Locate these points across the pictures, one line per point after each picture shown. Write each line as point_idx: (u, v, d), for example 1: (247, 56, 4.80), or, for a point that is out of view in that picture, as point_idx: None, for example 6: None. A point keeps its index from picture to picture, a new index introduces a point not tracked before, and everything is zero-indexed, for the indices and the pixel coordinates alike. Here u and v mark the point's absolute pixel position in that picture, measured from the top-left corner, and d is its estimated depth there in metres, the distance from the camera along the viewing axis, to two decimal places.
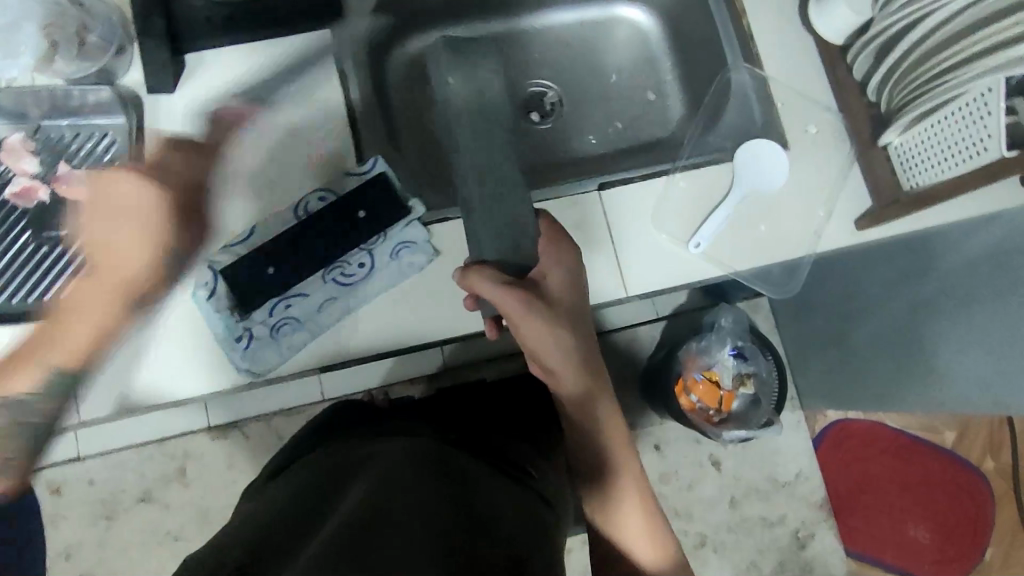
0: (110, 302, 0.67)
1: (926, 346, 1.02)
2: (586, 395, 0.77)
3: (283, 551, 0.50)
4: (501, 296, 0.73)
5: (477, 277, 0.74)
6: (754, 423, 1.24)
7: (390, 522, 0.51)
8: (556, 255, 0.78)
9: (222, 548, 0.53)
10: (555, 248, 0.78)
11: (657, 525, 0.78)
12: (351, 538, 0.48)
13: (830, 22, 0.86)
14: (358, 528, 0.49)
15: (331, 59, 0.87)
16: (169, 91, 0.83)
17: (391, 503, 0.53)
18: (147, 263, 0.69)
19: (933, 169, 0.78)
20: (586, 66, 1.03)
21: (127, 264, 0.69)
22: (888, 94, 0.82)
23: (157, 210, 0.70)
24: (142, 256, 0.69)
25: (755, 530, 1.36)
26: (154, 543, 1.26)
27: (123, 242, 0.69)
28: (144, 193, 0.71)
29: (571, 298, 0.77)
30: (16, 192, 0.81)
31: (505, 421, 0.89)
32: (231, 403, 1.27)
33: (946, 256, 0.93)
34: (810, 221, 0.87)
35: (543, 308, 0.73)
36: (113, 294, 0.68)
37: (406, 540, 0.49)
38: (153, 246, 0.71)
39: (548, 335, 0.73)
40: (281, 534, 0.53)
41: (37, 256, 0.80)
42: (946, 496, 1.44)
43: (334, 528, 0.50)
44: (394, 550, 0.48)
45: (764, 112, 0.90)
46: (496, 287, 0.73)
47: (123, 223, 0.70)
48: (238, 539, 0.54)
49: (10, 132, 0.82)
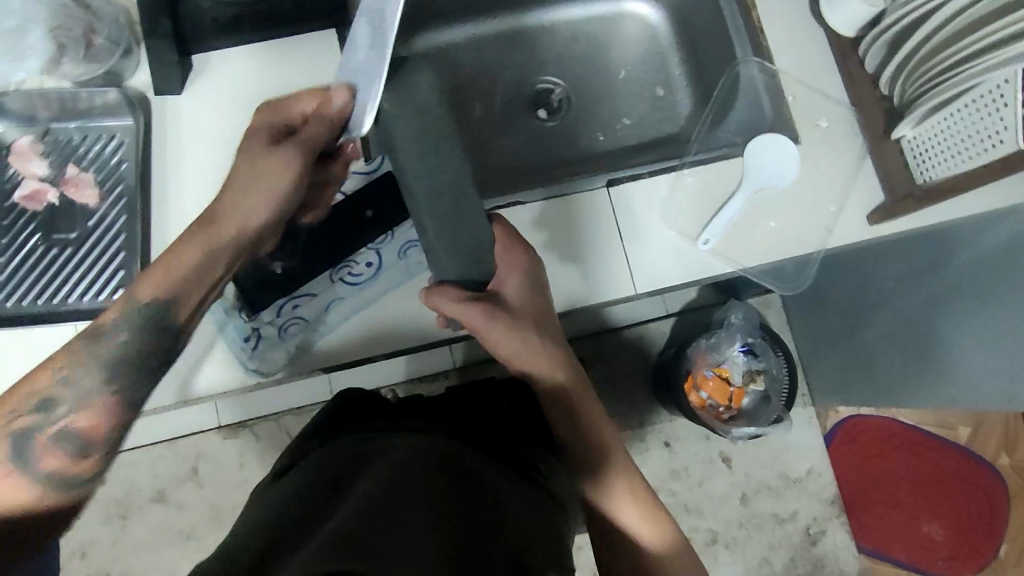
0: (204, 245, 0.63)
1: (940, 341, 1.01)
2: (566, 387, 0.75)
3: (291, 544, 0.50)
4: (463, 314, 0.69)
5: (435, 300, 0.69)
6: (763, 421, 1.22)
7: (396, 515, 0.51)
8: (512, 257, 0.74)
9: (234, 547, 0.53)
10: (508, 251, 0.73)
11: (660, 518, 0.75)
12: (357, 529, 0.48)
13: (840, 15, 0.85)
14: (362, 523, 0.49)
15: (338, 57, 0.86)
16: (175, 92, 0.83)
17: (398, 497, 0.53)
18: (268, 211, 0.65)
19: (947, 161, 0.77)
20: (594, 62, 1.02)
21: (263, 207, 0.65)
22: (900, 89, 0.81)
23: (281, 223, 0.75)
24: (259, 209, 0.65)
25: (767, 528, 1.35)
26: (166, 542, 1.26)
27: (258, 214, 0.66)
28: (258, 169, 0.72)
29: (532, 302, 0.74)
30: (25, 196, 0.81)
31: (508, 421, 0.85)
32: (242, 402, 1.28)
33: (959, 251, 0.92)
34: (822, 216, 0.87)
35: (503, 319, 0.70)
36: (214, 244, 0.63)
37: (412, 535, 0.49)
38: (279, 173, 0.65)
39: (517, 341, 0.71)
40: (289, 527, 0.53)
41: (48, 257, 0.80)
42: (960, 492, 1.43)
43: (340, 522, 0.49)
44: (401, 543, 0.47)
45: (773, 107, 0.89)
46: (458, 298, 0.68)
47: (267, 183, 0.65)
48: (247, 537, 0.54)
49: (20, 135, 0.83)
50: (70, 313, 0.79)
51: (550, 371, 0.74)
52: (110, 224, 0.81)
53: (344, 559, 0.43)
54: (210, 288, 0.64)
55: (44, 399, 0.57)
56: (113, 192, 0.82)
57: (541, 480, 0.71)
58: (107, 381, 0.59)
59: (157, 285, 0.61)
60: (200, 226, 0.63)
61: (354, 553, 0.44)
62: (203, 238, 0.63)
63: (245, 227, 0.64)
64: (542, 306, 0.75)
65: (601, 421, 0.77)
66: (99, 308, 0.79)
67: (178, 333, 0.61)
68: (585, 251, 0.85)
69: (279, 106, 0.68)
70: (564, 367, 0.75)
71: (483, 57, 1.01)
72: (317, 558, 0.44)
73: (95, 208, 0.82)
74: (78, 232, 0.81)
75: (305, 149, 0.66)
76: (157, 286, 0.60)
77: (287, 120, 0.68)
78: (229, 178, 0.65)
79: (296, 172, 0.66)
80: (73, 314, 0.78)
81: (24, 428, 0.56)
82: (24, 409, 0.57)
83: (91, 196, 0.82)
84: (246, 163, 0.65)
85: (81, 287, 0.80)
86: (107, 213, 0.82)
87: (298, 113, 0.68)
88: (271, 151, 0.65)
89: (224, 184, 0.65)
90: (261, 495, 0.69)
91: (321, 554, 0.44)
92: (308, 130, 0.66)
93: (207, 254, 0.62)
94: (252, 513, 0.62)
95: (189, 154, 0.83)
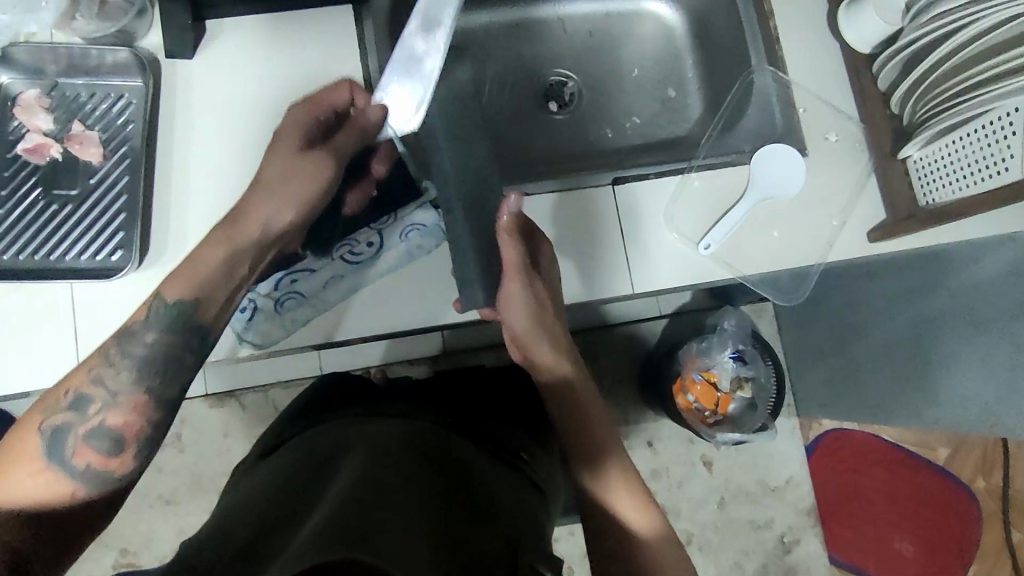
0: (229, 254, 0.70)
1: (927, 363, 1.02)
2: (568, 378, 0.78)
3: (280, 535, 0.50)
4: (512, 265, 0.75)
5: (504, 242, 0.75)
6: (747, 427, 1.25)
7: (388, 503, 0.51)
8: (546, 258, 0.80)
9: (213, 540, 0.52)
10: (543, 251, 0.80)
11: (641, 497, 0.71)
12: (350, 511, 0.48)
13: (857, 30, 0.85)
14: (357, 506, 0.49)
15: (353, 34, 0.86)
16: (187, 57, 0.83)
17: (387, 486, 0.53)
18: (297, 213, 0.74)
19: (949, 186, 0.78)
20: (607, 58, 1.02)
21: (301, 202, 0.74)
22: (911, 108, 0.82)
23: (317, 172, 0.76)
24: (291, 189, 0.74)
25: (741, 533, 1.37)
26: (145, 504, 1.26)
27: (281, 190, 0.73)
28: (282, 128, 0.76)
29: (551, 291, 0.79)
30: (28, 148, 0.81)
31: (510, 408, 0.88)
32: (230, 370, 1.27)
33: (956, 275, 0.93)
34: (823, 229, 0.87)
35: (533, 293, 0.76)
36: (231, 253, 0.70)
37: (406, 523, 0.49)
38: (313, 168, 0.75)
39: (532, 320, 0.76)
40: (280, 513, 0.54)
41: (47, 213, 0.80)
42: (934, 512, 1.44)
43: (333, 505, 0.50)
44: (399, 525, 0.48)
45: (783, 117, 0.89)
46: (513, 245, 0.75)
47: (281, 185, 0.73)
48: (227, 530, 0.53)
49: (27, 88, 0.82)
50: (67, 272, 0.79)
51: (556, 360, 0.77)
52: (112, 184, 0.81)
53: (341, 536, 0.44)
54: (233, 285, 0.70)
55: (78, 394, 0.61)
56: (117, 152, 0.82)
57: (526, 473, 0.72)
58: (137, 378, 0.63)
59: (172, 288, 0.66)
60: (225, 229, 0.71)
61: (351, 532, 0.45)
62: (225, 227, 0.71)
63: (273, 228, 0.73)
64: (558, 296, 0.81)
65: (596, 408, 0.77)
66: (97, 269, 0.79)
67: (206, 329, 0.67)
68: (585, 246, 0.86)
69: (315, 101, 0.77)
70: (570, 356, 0.79)
71: (497, 44, 1.01)
72: (311, 544, 0.43)
73: (97, 166, 0.81)
74: (80, 190, 0.81)
75: (336, 157, 0.77)
76: (186, 286, 0.66)
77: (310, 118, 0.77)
78: (264, 177, 0.74)
79: (323, 178, 0.76)
80: (70, 273, 0.78)
81: (58, 425, 0.60)
82: (59, 406, 0.60)
83: (95, 154, 0.81)
84: (279, 129, 0.76)
85: (79, 246, 0.80)
86: (109, 172, 0.81)
87: (334, 109, 0.78)
88: (305, 155, 0.75)
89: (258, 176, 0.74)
90: (240, 485, 0.69)
91: (317, 540, 0.43)
92: (297, 109, 0.77)
93: (225, 254, 0.69)
94: (234, 500, 0.62)
95: (197, 120, 0.82)
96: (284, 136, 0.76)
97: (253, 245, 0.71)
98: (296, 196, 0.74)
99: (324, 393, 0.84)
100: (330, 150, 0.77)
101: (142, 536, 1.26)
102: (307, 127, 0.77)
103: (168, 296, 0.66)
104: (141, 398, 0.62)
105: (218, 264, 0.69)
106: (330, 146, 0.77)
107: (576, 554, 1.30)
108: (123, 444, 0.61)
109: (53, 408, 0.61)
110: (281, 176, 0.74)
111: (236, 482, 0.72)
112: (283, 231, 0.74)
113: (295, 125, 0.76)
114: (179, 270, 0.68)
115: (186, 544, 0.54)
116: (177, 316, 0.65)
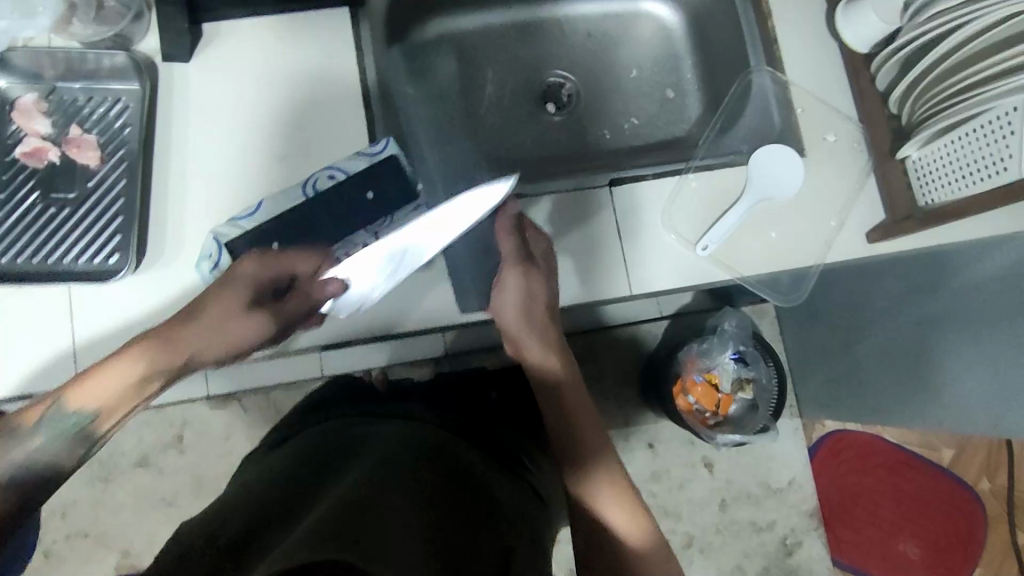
0: (152, 367, 0.64)
1: (929, 363, 1.01)
2: (557, 379, 0.77)
3: (275, 531, 0.49)
4: (508, 254, 0.77)
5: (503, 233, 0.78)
6: (749, 429, 1.24)
7: (384, 505, 0.51)
8: (539, 247, 0.80)
9: (209, 528, 0.52)
10: (536, 241, 0.80)
11: (633, 503, 0.72)
12: (345, 514, 0.48)
13: (855, 31, 0.85)
14: (353, 508, 0.49)
15: (350, 36, 0.86)
16: (184, 61, 0.83)
17: (385, 488, 0.53)
18: (216, 360, 0.70)
19: (949, 186, 0.77)
20: (605, 59, 1.02)
21: (242, 341, 0.71)
22: (910, 108, 0.81)
23: (257, 334, 0.72)
24: (223, 347, 0.69)
25: (743, 535, 1.36)
26: (146, 507, 1.27)
27: (217, 329, 0.68)
28: (244, 268, 0.71)
29: (551, 288, 0.79)
30: (25, 152, 0.81)
31: (510, 411, 0.88)
32: (230, 373, 1.28)
33: (957, 275, 0.93)
34: (822, 230, 0.87)
35: (527, 283, 0.77)
36: (156, 368, 0.64)
37: (401, 525, 0.49)
38: (259, 325, 0.72)
39: (522, 309, 0.77)
40: (278, 508, 0.54)
41: (45, 216, 0.80)
42: (939, 513, 1.43)
43: (330, 505, 0.49)
44: (394, 530, 0.48)
45: (781, 117, 0.89)
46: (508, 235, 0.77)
47: (219, 324, 0.69)
48: (225, 518, 0.53)
49: (24, 92, 0.82)
50: (64, 275, 0.79)
51: (545, 352, 0.77)
52: (110, 187, 0.81)
53: (334, 539, 0.44)
54: (138, 397, 0.63)
55: (53, 404, 0.60)
56: (114, 155, 0.82)
57: (525, 476, 0.72)
58: (116, 389, 0.62)
59: (82, 396, 0.60)
60: (159, 345, 0.65)
61: (344, 535, 0.44)
62: (155, 346, 0.64)
63: (200, 361, 0.68)
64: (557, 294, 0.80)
65: (587, 411, 0.76)
66: (94, 272, 0.79)
67: (93, 445, 0.62)
68: (583, 248, 0.85)
69: (280, 258, 0.73)
70: (560, 357, 0.78)
71: (494, 46, 1.01)
72: (303, 545, 0.43)
73: (95, 170, 0.81)
74: (78, 193, 0.81)
75: (281, 322, 0.74)
76: (96, 402, 0.61)
77: (275, 270, 0.73)
78: (201, 309, 0.69)
79: (251, 347, 0.73)
80: (68, 276, 0.79)
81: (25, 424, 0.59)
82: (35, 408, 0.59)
83: (92, 157, 0.82)
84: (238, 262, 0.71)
85: (77, 249, 0.80)
86: (107, 175, 0.81)
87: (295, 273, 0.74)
88: (256, 311, 0.72)
89: (199, 305, 0.69)
90: (238, 480, 0.69)
91: (308, 540, 0.43)
92: (286, 258, 0.73)
93: (144, 374, 0.63)
94: (232, 493, 0.62)
95: (194, 124, 0.82)
96: (239, 278, 0.70)
97: (172, 373, 0.65)
98: (235, 332, 0.70)
99: (321, 396, 0.84)
100: (280, 313, 0.74)
101: (143, 539, 1.26)
102: (269, 274, 0.72)
103: (80, 404, 0.60)
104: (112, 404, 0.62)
105: (127, 381, 0.62)
106: (271, 311, 0.73)
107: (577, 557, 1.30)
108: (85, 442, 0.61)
109: (21, 411, 0.59)
110: (219, 317, 0.69)
111: (234, 477, 0.73)
112: (204, 365, 0.69)
113: (263, 266, 0.72)
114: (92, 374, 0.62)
115: (182, 529, 0.55)
116: (75, 432, 0.60)
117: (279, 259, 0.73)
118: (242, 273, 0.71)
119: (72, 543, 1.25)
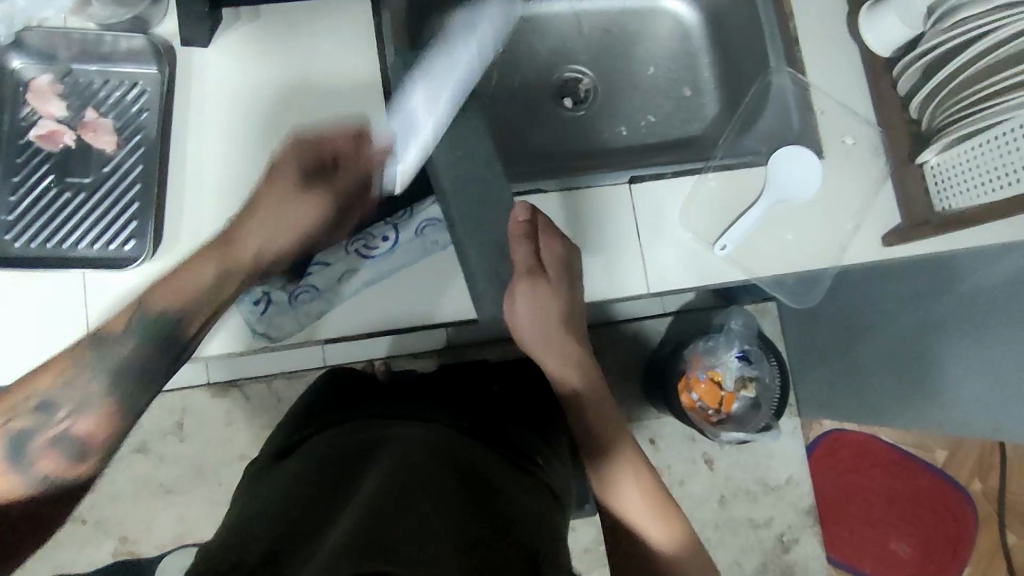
0: (216, 261, 0.72)
1: (932, 366, 1.02)
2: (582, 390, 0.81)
3: (304, 543, 0.49)
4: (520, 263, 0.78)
5: (516, 240, 0.78)
6: (750, 427, 1.25)
7: (411, 514, 0.50)
8: (550, 244, 0.80)
9: (234, 541, 0.52)
10: (547, 237, 0.80)
11: (666, 512, 0.79)
12: (374, 522, 0.47)
13: (878, 34, 0.85)
14: (381, 516, 0.48)
15: (371, 24, 0.85)
16: (202, 45, 0.81)
17: (410, 494, 0.53)
18: (273, 258, 0.76)
19: (966, 194, 0.78)
20: (623, 56, 1.01)
21: (288, 239, 0.77)
22: (930, 114, 0.82)
23: (308, 213, 0.77)
24: (279, 236, 0.76)
25: (740, 532, 1.37)
26: (145, 493, 1.26)
27: (269, 232, 0.75)
28: (284, 168, 0.76)
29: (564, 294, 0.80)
30: (40, 135, 0.80)
31: (519, 402, 0.87)
32: (233, 361, 1.27)
33: (966, 280, 0.93)
34: (838, 233, 0.87)
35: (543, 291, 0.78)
36: (223, 270, 0.72)
37: (429, 532, 0.49)
38: (311, 208, 0.77)
39: (542, 318, 0.79)
40: (302, 517, 0.53)
41: (59, 200, 0.79)
42: (931, 513, 1.45)
43: (357, 513, 0.49)
44: (421, 537, 0.48)
45: (800, 119, 0.89)
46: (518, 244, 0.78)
47: (271, 226, 0.75)
48: (249, 530, 0.53)
49: (39, 74, 0.81)
50: (80, 261, 0.78)
51: (562, 367, 0.81)
52: (126, 172, 0.80)
53: (365, 552, 0.43)
54: (214, 303, 0.71)
55: (47, 399, 0.62)
56: (131, 141, 0.81)
57: (540, 474, 0.72)
58: (109, 389, 0.64)
59: (161, 300, 0.68)
60: (218, 249, 0.73)
61: (375, 546, 0.44)
62: (218, 250, 0.73)
63: (266, 255, 0.76)
64: (575, 296, 0.82)
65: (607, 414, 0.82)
66: (110, 258, 0.78)
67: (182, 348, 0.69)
68: (597, 245, 0.85)
69: (319, 141, 0.77)
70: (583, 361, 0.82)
71: (511, 39, 1.00)
72: (335, 558, 0.43)
73: (111, 155, 0.81)
74: (93, 178, 0.80)
75: (332, 197, 0.78)
76: (168, 301, 0.68)
77: (326, 154, 0.77)
78: (259, 205, 0.76)
79: (312, 219, 0.77)
80: (84, 262, 0.78)
81: (23, 429, 0.61)
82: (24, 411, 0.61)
83: (109, 142, 0.81)
84: (268, 201, 0.76)
85: (91, 235, 0.79)
86: (123, 161, 0.80)
87: (336, 148, 0.77)
88: (303, 193, 0.77)
89: (253, 202, 0.76)
90: (255, 484, 0.69)
91: (339, 553, 0.43)
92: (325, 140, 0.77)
93: (217, 274, 0.71)
94: (250, 500, 0.62)
95: (211, 111, 0.81)
96: (286, 176, 0.76)
97: (240, 274, 0.73)
98: (270, 253, 0.76)
99: (336, 388, 0.85)
100: (332, 188, 0.78)
101: (142, 525, 1.25)
102: (302, 149, 0.77)
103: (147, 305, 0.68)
104: (112, 405, 0.64)
105: (217, 266, 0.72)
106: (328, 185, 0.78)
107: (575, 549, 1.30)
108: (88, 454, 0.63)
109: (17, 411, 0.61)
110: (264, 222, 0.75)
111: (250, 480, 0.72)
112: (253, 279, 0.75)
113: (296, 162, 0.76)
114: (165, 284, 0.70)
115: (207, 543, 0.54)
116: (148, 344, 0.67)
117: (315, 163, 0.77)
118: (286, 159, 0.76)
119: (70, 528, 1.24)
